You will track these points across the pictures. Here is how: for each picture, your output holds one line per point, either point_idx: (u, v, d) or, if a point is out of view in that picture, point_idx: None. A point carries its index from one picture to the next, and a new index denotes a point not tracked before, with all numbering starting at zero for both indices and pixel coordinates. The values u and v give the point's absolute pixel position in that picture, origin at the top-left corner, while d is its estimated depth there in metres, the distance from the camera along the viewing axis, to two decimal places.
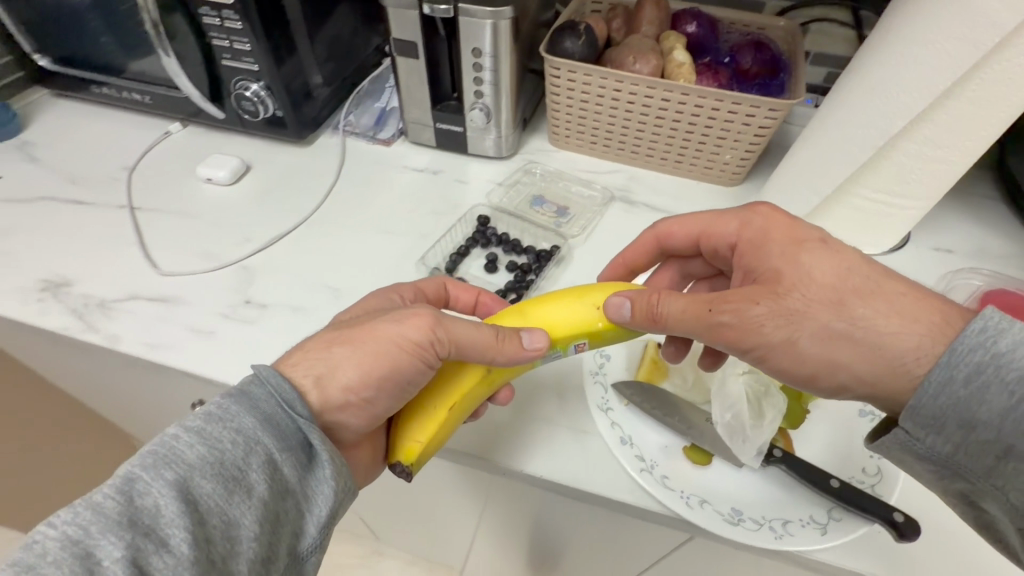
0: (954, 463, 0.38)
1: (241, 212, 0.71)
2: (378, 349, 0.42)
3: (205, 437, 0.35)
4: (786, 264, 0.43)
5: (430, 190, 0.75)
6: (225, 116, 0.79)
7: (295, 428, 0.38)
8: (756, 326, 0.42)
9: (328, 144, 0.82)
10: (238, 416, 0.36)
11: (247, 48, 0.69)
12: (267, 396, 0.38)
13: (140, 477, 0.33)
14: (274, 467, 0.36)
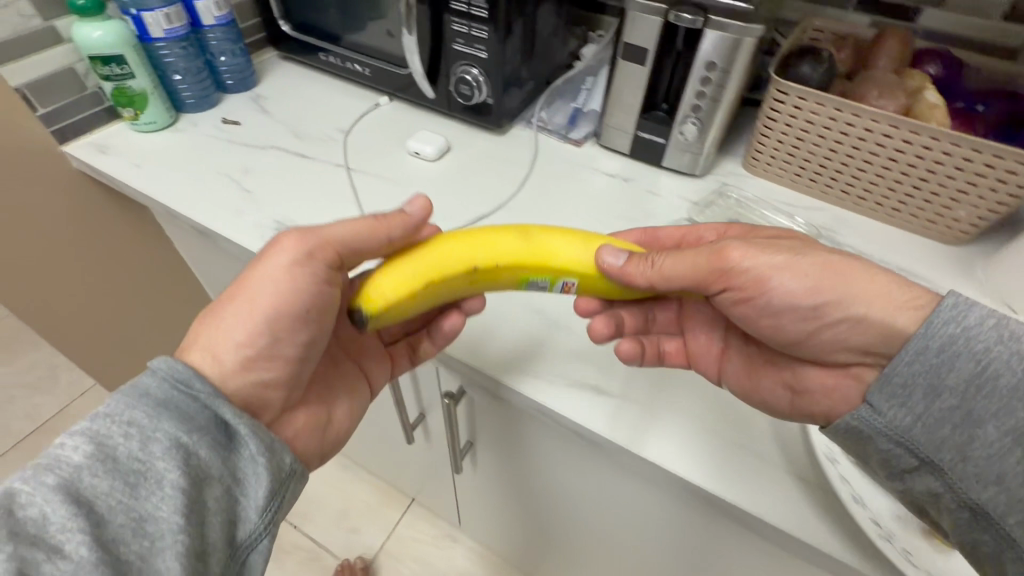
0: (911, 439, 0.41)
1: (442, 190, 0.74)
2: (259, 290, 0.49)
3: (112, 440, 0.39)
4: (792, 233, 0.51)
5: (621, 197, 0.75)
6: (435, 96, 0.83)
7: (197, 411, 0.43)
8: (749, 262, 0.45)
9: (521, 136, 0.85)
10: (119, 418, 0.40)
11: (483, 36, 0.73)
12: (158, 386, 0.42)
13: (20, 490, 0.36)
14: (185, 453, 0.41)
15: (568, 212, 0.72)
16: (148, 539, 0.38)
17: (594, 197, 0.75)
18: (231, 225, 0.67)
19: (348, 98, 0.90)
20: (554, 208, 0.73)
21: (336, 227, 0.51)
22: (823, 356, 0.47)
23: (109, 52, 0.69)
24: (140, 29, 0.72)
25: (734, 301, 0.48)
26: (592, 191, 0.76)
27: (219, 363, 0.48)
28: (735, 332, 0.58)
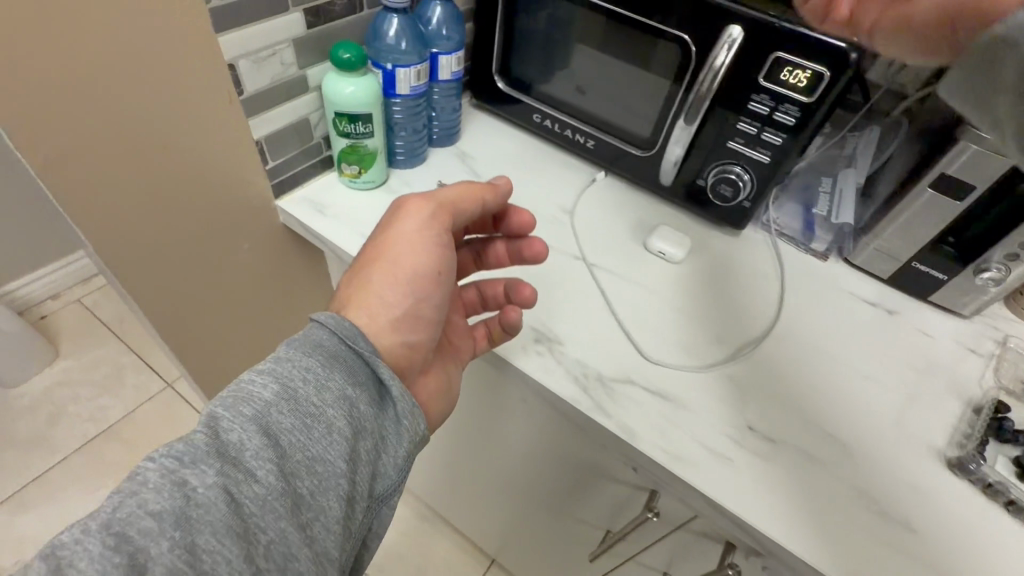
0: (994, 96, 0.34)
1: (696, 303, 0.66)
2: (404, 259, 0.60)
3: (279, 377, 0.47)
4: None
5: (893, 335, 0.67)
6: (672, 184, 0.74)
7: (360, 367, 0.50)
8: None
9: (758, 239, 0.76)
10: (302, 356, 0.48)
11: (776, 142, 0.63)
12: (330, 340, 0.50)
13: (220, 418, 0.44)
14: (344, 401, 0.48)
15: (842, 349, 0.64)
16: (317, 477, 0.45)
17: (861, 332, 0.67)
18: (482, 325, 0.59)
19: (562, 168, 0.82)
20: (825, 341, 0.65)
21: (445, 192, 0.64)
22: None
23: (360, 110, 0.61)
24: (388, 83, 0.64)
25: None
26: (856, 322, 0.68)
27: (374, 320, 0.58)
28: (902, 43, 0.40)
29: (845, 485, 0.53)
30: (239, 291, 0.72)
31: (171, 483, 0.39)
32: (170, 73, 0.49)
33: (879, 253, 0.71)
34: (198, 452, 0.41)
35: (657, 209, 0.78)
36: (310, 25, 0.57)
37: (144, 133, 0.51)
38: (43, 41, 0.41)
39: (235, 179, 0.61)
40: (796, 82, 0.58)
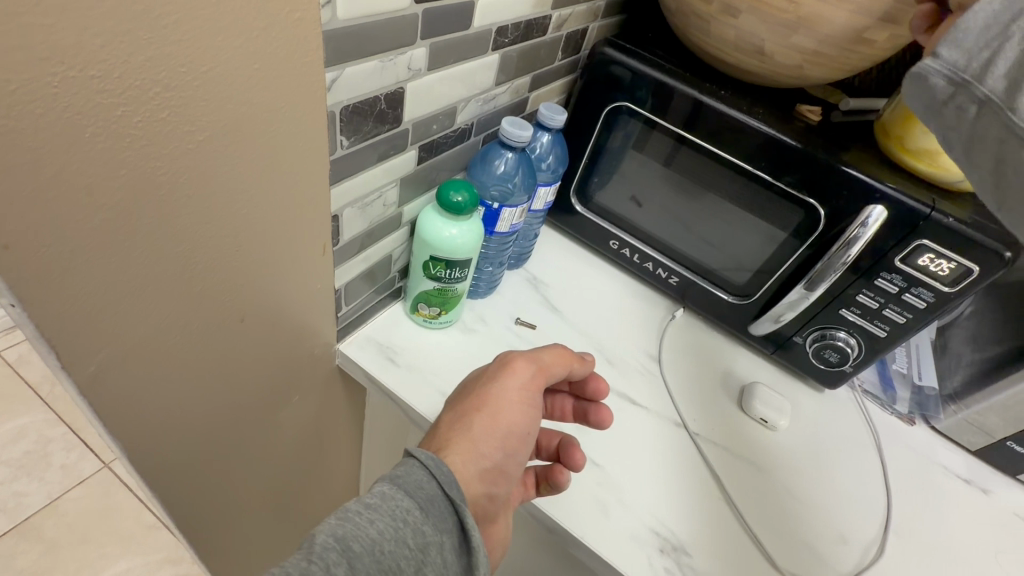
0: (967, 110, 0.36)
1: (809, 483, 0.60)
2: (503, 416, 0.47)
3: (382, 515, 0.37)
4: None
5: (1001, 525, 0.63)
6: (765, 336, 0.69)
7: (455, 516, 0.40)
8: None
9: (844, 396, 0.72)
10: (409, 491, 0.39)
11: (898, 319, 0.59)
12: (430, 477, 0.40)
13: (322, 547, 0.34)
14: (442, 553, 0.38)
15: (961, 544, 0.59)
16: None
17: (975, 521, 0.62)
18: (598, 530, 0.49)
19: (638, 301, 0.75)
20: (946, 534, 0.60)
21: (548, 355, 0.52)
22: None
23: (460, 255, 0.52)
24: (488, 220, 0.56)
25: None
26: (965, 509, 0.64)
27: (460, 472, 0.44)
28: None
29: None
30: (275, 448, 0.58)
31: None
32: (270, 234, 0.38)
33: (970, 425, 0.69)
34: None
35: (744, 361, 0.72)
36: (421, 161, 0.49)
37: (225, 302, 0.39)
38: (139, 220, 0.29)
39: (304, 329, 0.49)
40: (941, 271, 0.54)
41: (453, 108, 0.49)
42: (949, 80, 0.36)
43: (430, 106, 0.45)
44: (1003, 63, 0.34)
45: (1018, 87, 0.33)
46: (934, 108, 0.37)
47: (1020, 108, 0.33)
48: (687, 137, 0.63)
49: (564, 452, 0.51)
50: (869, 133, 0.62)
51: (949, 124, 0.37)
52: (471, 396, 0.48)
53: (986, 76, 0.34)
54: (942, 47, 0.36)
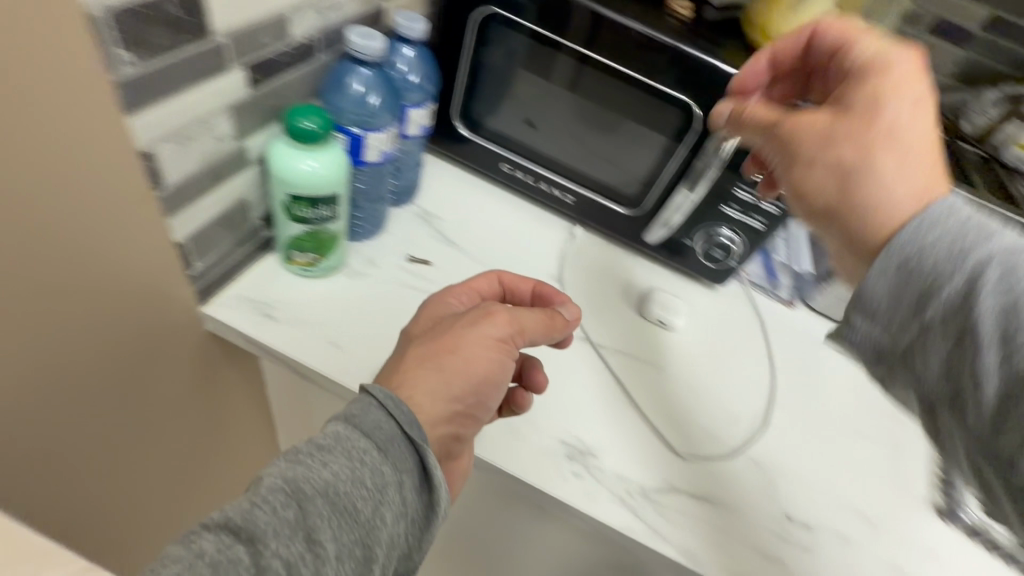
0: (889, 338, 0.37)
1: (705, 375, 0.64)
2: (477, 363, 0.45)
3: (335, 458, 0.36)
4: (889, 88, 0.40)
5: (865, 383, 0.72)
6: (660, 244, 0.71)
7: (413, 453, 0.39)
8: (894, 106, 0.40)
9: (733, 291, 0.77)
10: (366, 432, 0.38)
11: (771, 210, 0.62)
12: (383, 414, 0.39)
13: (271, 494, 0.34)
14: (401, 492, 0.37)
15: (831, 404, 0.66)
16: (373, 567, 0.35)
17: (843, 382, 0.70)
18: (510, 453, 0.50)
19: (537, 225, 0.74)
20: (819, 397, 0.67)
21: (530, 315, 0.49)
22: (849, 192, 0.40)
23: (324, 192, 0.47)
24: (354, 150, 0.50)
25: (885, 88, 0.40)
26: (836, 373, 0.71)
27: (426, 411, 0.42)
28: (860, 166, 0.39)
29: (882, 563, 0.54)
30: (154, 428, 0.53)
31: (221, 559, 0.31)
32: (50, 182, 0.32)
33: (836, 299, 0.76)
34: (259, 527, 0.33)
35: (644, 270, 0.73)
36: (257, 84, 0.43)
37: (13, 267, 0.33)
38: None
39: (148, 293, 0.44)
40: None
41: (283, 18, 0.42)
42: (876, 345, 0.37)
43: (247, 14, 0.39)
44: (937, 348, 0.35)
45: (968, 372, 0.34)
46: (874, 347, 0.38)
47: (978, 366, 0.33)
48: (588, 53, 0.59)
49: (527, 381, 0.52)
50: (737, 26, 0.62)
51: (887, 354, 0.37)
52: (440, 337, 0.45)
53: (939, 295, 0.35)
54: (856, 318, 0.37)
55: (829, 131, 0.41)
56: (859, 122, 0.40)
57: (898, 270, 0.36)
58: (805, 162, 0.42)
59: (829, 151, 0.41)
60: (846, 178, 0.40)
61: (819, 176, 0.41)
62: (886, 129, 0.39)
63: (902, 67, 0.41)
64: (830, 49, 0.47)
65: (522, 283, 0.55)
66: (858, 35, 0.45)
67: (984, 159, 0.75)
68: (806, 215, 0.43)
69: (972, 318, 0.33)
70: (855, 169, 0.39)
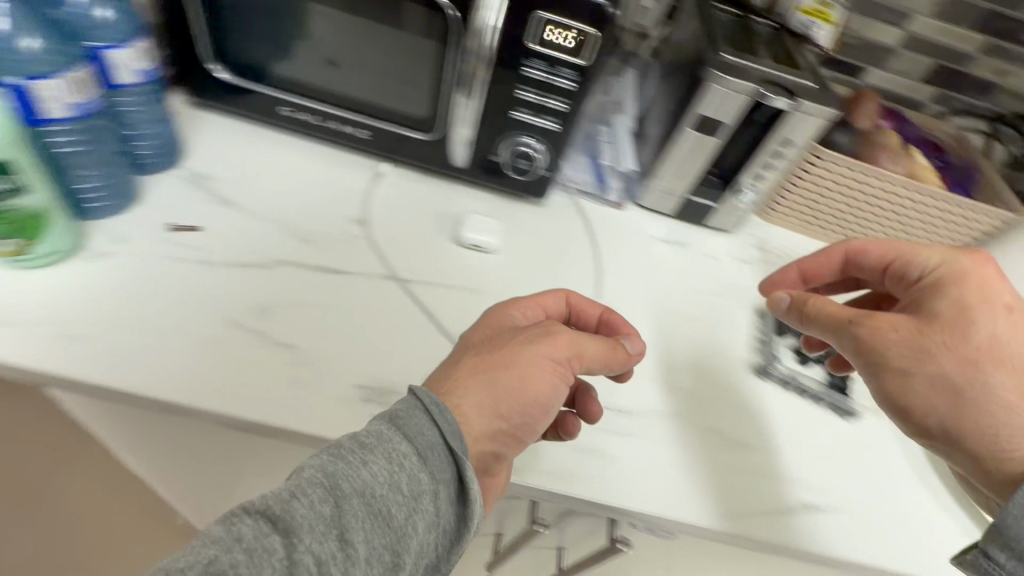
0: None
1: (528, 290, 0.62)
2: (532, 384, 0.45)
3: (376, 461, 0.37)
4: (963, 316, 0.48)
5: (692, 268, 0.74)
6: (469, 166, 0.68)
7: (449, 458, 0.40)
8: (950, 381, 0.46)
9: (562, 203, 0.76)
10: (408, 436, 0.39)
11: (559, 108, 0.61)
12: (421, 413, 0.40)
13: (300, 492, 0.35)
14: (435, 500, 0.39)
15: (657, 294, 0.68)
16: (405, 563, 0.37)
17: (671, 271, 0.72)
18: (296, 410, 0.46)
19: (338, 168, 0.68)
20: (646, 290, 0.68)
21: (589, 346, 0.49)
22: (946, 419, 0.46)
23: None
24: (25, 105, 0.43)
25: (981, 348, 0.46)
26: (665, 264, 0.72)
27: (468, 424, 0.43)
28: (961, 409, 0.46)
29: (700, 430, 0.56)
30: None
31: (257, 547, 0.32)
32: None
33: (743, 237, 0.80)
34: (295, 519, 0.34)
35: (462, 199, 0.70)
36: None
37: None
38: None
39: None
40: (569, 44, 0.55)
41: None
42: None
43: None
44: None
45: None
46: None
47: None
48: None
49: (580, 402, 0.53)
50: None
51: None
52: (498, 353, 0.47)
53: None
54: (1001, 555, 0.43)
55: (915, 344, 0.47)
56: (953, 335, 0.47)
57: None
58: (888, 376, 0.48)
59: (929, 364, 0.47)
60: (952, 391, 0.46)
61: (919, 383, 0.47)
62: (989, 335, 0.47)
63: (988, 307, 0.48)
64: (877, 263, 0.56)
65: (589, 306, 0.56)
66: (912, 250, 0.54)
67: (773, 30, 0.76)
68: (912, 432, 0.48)
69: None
70: (948, 387, 0.46)
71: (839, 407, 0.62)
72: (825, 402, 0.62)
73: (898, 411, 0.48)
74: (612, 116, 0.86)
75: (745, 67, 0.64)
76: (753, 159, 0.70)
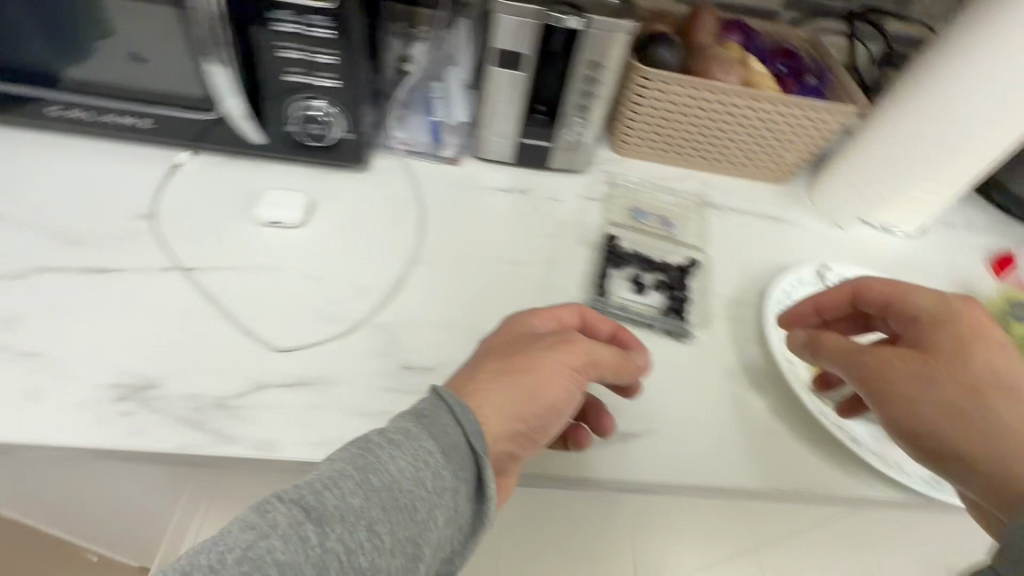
0: None
1: (335, 260, 0.59)
2: (548, 389, 0.45)
3: (407, 453, 0.37)
4: (975, 351, 0.47)
5: (531, 213, 0.70)
6: (268, 141, 0.64)
7: (467, 451, 0.40)
8: (989, 421, 0.44)
9: (389, 167, 0.72)
10: (435, 433, 0.39)
11: (328, 62, 0.57)
12: (447, 416, 0.40)
13: (343, 482, 0.35)
14: (455, 497, 0.38)
15: (485, 246, 0.65)
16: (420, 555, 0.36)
17: (505, 221, 0.68)
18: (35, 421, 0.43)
19: (125, 163, 0.63)
20: (473, 244, 0.64)
21: (603, 354, 0.48)
22: (946, 443, 0.45)
23: None
24: None
25: (985, 362, 0.46)
26: (501, 214, 0.69)
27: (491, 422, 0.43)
28: (965, 441, 0.44)
29: None
30: None
31: (292, 533, 0.32)
32: None
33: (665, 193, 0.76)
34: (325, 509, 0.34)
35: (271, 177, 0.66)
36: None
37: None
38: None
39: None
40: None
41: None
42: None
43: None
44: None
45: None
46: None
47: None
48: None
49: (593, 414, 0.51)
50: None
51: None
52: (521, 357, 0.46)
53: None
54: None
55: (920, 372, 0.47)
56: (953, 368, 0.46)
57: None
58: (889, 403, 0.47)
59: (934, 392, 0.46)
60: (966, 419, 0.44)
61: (935, 413, 0.45)
62: (987, 388, 0.45)
63: (989, 346, 0.47)
64: (878, 305, 0.53)
65: (602, 321, 0.53)
66: (911, 291, 0.52)
67: None
68: (918, 449, 0.46)
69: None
70: (976, 413, 0.44)
71: (673, 332, 0.60)
72: (658, 328, 0.60)
73: (898, 426, 0.47)
74: (444, 69, 0.81)
75: None
76: (567, 89, 0.66)
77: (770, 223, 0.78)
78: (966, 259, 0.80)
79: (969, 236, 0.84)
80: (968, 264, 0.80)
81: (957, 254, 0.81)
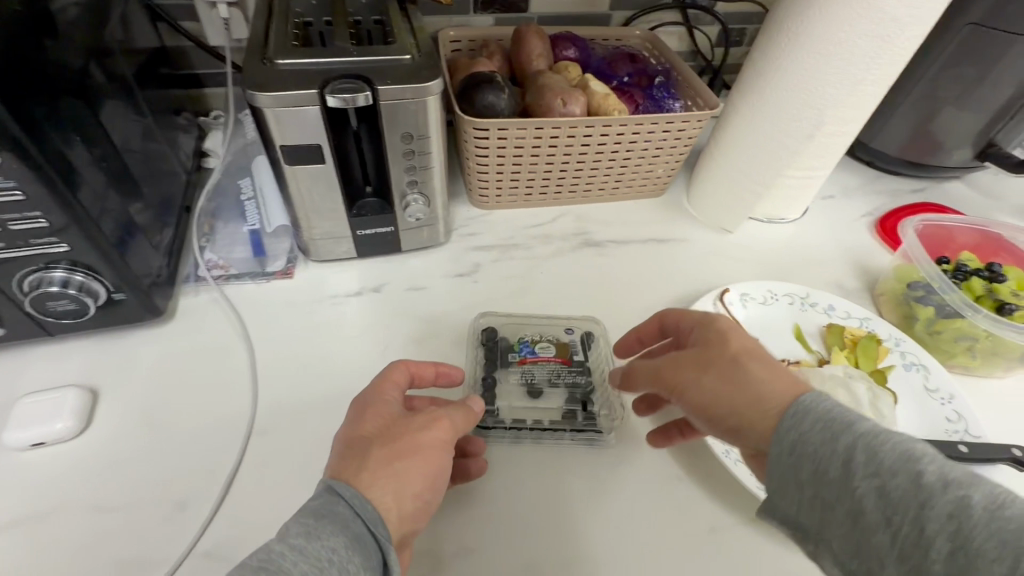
0: None
1: (135, 470, 0.45)
2: (431, 464, 0.39)
3: (316, 552, 0.32)
4: (732, 334, 0.42)
5: (390, 314, 0.59)
6: (11, 329, 0.49)
7: (371, 543, 0.35)
8: (754, 384, 0.38)
9: (202, 305, 0.57)
10: (338, 525, 0.34)
11: (43, 226, 0.42)
12: (347, 507, 0.35)
13: None
14: None
15: (342, 382, 0.52)
16: None
17: (360, 337, 0.57)
18: None
19: None
20: (325, 383, 0.52)
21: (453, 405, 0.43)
22: (718, 412, 0.39)
23: None
24: None
25: (732, 342, 0.41)
26: (354, 328, 0.57)
27: (396, 508, 0.37)
28: (727, 405, 0.38)
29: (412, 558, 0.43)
30: None
31: None
32: None
33: (539, 242, 0.69)
34: None
35: (30, 369, 0.50)
36: None
37: None
38: None
39: None
40: None
41: None
42: None
43: None
44: None
45: None
46: None
47: None
48: None
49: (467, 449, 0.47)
50: None
51: None
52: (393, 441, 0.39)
53: None
54: None
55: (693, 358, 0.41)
56: (717, 349, 0.41)
57: (785, 451, 0.35)
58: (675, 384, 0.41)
59: (707, 371, 0.40)
60: (728, 375, 0.39)
61: (711, 385, 0.39)
62: (756, 354, 0.40)
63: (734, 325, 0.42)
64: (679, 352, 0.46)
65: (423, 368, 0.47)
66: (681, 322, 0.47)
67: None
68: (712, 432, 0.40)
69: (926, 474, 0.30)
70: (746, 368, 0.39)
71: (584, 437, 0.50)
72: (568, 437, 0.50)
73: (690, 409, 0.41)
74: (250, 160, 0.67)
75: (293, 69, 0.48)
76: (391, 166, 0.55)
77: (658, 245, 0.72)
78: (854, 230, 0.78)
79: (849, 202, 0.82)
80: (858, 234, 0.78)
81: (845, 226, 0.78)
